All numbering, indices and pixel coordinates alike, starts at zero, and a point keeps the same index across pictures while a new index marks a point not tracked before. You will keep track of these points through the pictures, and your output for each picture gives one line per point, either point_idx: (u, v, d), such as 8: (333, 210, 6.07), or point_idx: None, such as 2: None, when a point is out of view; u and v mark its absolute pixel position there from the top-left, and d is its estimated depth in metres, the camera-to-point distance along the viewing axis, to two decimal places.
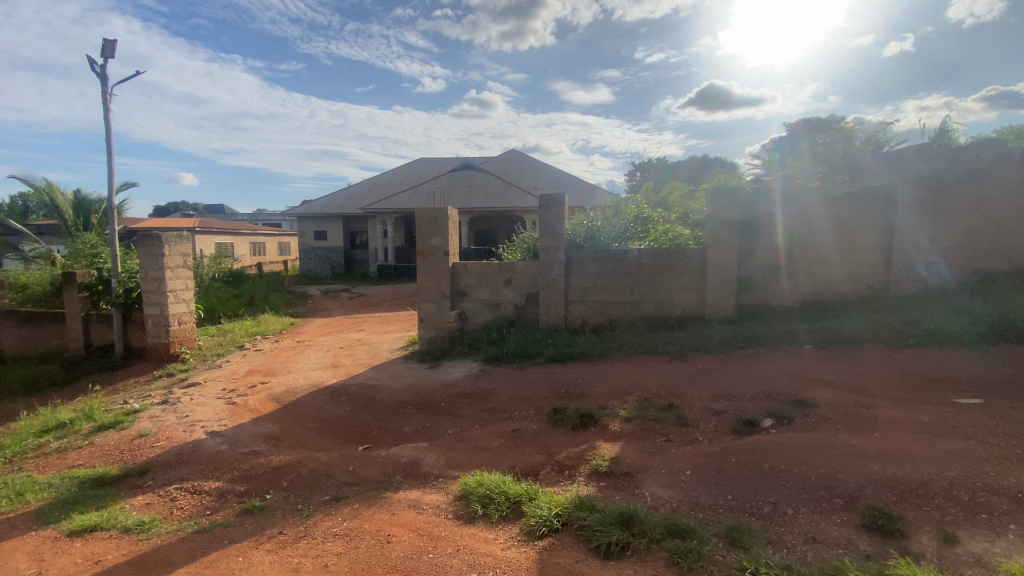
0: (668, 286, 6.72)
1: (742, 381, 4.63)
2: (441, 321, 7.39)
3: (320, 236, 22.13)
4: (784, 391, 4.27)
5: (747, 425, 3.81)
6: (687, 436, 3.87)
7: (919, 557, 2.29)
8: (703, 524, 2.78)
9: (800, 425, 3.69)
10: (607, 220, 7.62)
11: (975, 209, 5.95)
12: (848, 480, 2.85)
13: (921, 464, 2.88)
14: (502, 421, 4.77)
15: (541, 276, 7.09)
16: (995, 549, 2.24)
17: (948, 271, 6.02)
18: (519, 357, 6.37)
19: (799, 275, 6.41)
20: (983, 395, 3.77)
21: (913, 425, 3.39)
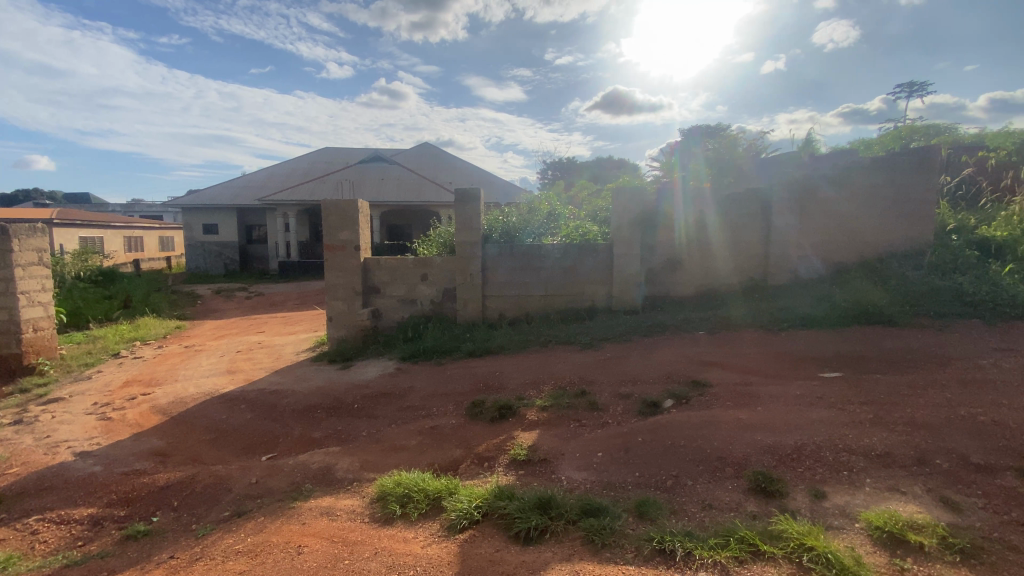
0: (580, 280, 7.03)
1: (646, 366, 4.97)
2: (353, 320, 7.08)
3: (210, 230, 20.12)
4: (682, 373, 4.66)
5: (651, 406, 4.11)
6: (599, 420, 4.07)
7: (796, 512, 2.61)
8: (615, 500, 2.95)
9: (696, 404, 4.05)
10: (521, 217, 7.77)
11: (834, 209, 6.78)
12: (737, 450, 3.18)
13: (796, 432, 3.28)
14: (419, 419, 4.69)
15: (457, 271, 7.05)
16: (854, 500, 2.62)
17: (814, 263, 6.86)
18: (436, 353, 6.29)
19: (693, 268, 7.01)
20: (841, 369, 4.39)
21: (788, 398, 3.87)
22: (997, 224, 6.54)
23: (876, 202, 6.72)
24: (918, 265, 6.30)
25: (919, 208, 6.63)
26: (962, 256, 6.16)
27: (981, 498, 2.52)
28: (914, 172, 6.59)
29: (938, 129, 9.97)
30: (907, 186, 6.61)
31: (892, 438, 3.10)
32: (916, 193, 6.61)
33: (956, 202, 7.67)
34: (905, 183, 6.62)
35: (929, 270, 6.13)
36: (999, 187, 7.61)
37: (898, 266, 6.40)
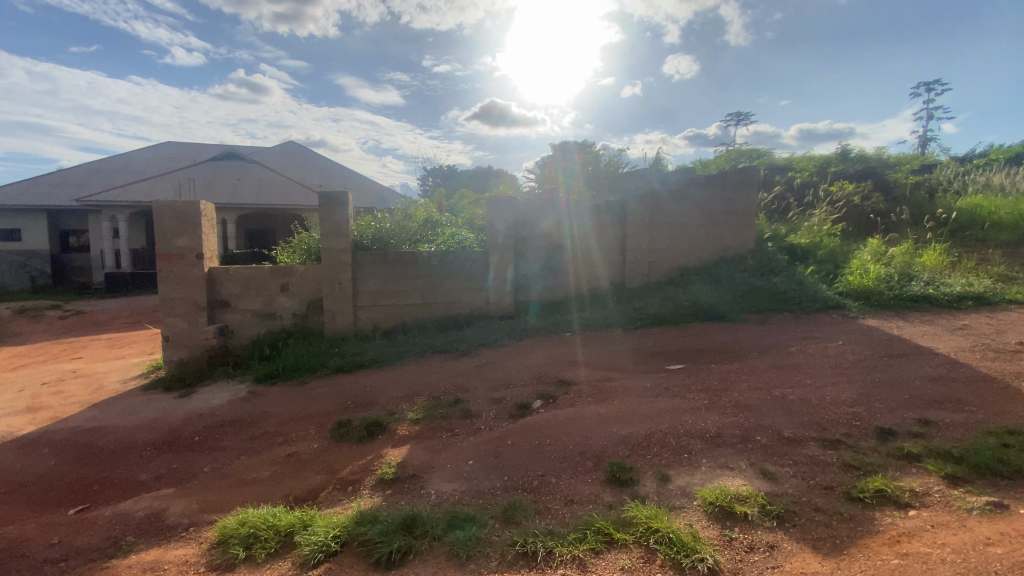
0: (456, 287, 6.98)
1: (518, 369, 5.07)
2: (197, 339, 6.20)
3: (7, 236, 16.37)
4: (551, 374, 4.82)
5: (521, 409, 4.18)
6: (470, 427, 4.02)
7: (646, 497, 2.81)
8: (482, 508, 2.91)
9: (562, 402, 4.21)
10: (395, 222, 7.49)
11: (678, 220, 7.62)
12: (597, 444, 3.35)
13: (647, 422, 3.56)
14: (275, 446, 4.22)
15: (324, 281, 6.56)
16: (693, 480, 2.90)
17: (663, 267, 7.63)
18: (299, 371, 5.76)
19: (561, 274, 7.35)
20: (685, 361, 4.90)
21: (641, 390, 4.21)
22: (800, 234, 7.86)
23: (710, 212, 7.68)
24: (744, 268, 7.32)
25: (743, 217, 7.72)
26: (775, 260, 7.30)
27: (791, 466, 2.93)
28: (739, 189, 7.64)
29: (758, 153, 11.80)
30: (733, 199, 7.66)
31: (723, 420, 3.51)
32: (740, 205, 7.69)
33: (771, 214, 9.06)
34: (732, 197, 7.65)
35: (752, 272, 7.17)
36: (802, 204, 9.21)
37: (730, 269, 7.37)
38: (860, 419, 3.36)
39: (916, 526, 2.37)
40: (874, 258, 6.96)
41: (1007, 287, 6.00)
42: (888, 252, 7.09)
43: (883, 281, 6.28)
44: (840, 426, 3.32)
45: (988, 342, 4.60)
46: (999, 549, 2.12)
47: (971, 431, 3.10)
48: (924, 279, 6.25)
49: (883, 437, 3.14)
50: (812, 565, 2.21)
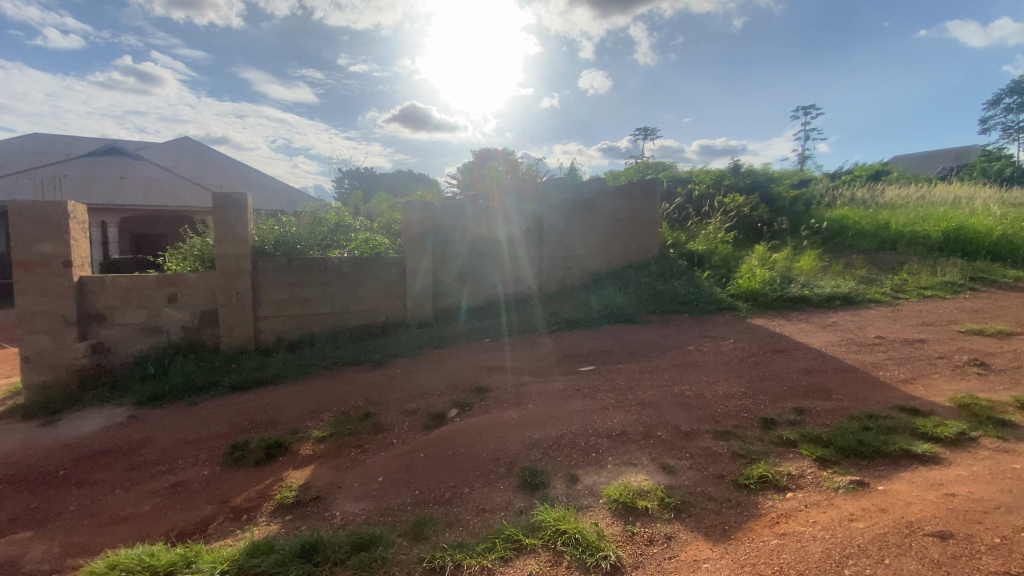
0: (370, 295, 6.73)
1: (433, 378, 4.98)
2: (64, 359, 5.44)
3: None
4: (467, 382, 4.79)
5: (436, 419, 4.10)
6: (381, 442, 3.87)
7: (555, 500, 2.85)
8: (390, 526, 2.80)
9: (477, 409, 4.18)
10: (303, 227, 7.09)
11: (590, 227, 7.92)
12: (510, 450, 3.36)
13: (557, 425, 3.64)
14: (158, 476, 3.79)
15: (221, 291, 6.06)
16: (600, 478, 3.00)
17: (577, 273, 7.89)
18: (191, 391, 5.24)
19: (479, 280, 7.35)
20: (596, 362, 5.08)
21: (554, 393, 4.30)
22: (699, 241, 8.51)
23: (619, 221, 8.08)
24: (650, 272, 7.78)
25: (649, 225, 8.19)
26: (677, 266, 7.83)
27: (688, 459, 3.13)
28: (645, 199, 8.11)
29: (663, 166, 12.64)
30: (640, 208, 8.11)
31: (628, 418, 3.67)
32: (647, 214, 8.16)
33: (673, 223, 9.66)
34: (640, 206, 8.10)
35: (657, 276, 7.64)
36: (700, 213, 9.97)
37: (638, 274, 7.80)
38: (748, 411, 3.67)
39: (792, 507, 2.60)
40: (761, 263, 7.70)
41: (866, 288, 6.90)
42: (772, 257, 7.88)
43: (768, 283, 6.95)
44: (730, 418, 3.60)
45: (852, 336, 5.24)
46: (859, 523, 2.35)
47: (837, 417, 3.49)
48: (801, 282, 7.02)
49: (766, 427, 3.45)
50: (704, 552, 2.35)
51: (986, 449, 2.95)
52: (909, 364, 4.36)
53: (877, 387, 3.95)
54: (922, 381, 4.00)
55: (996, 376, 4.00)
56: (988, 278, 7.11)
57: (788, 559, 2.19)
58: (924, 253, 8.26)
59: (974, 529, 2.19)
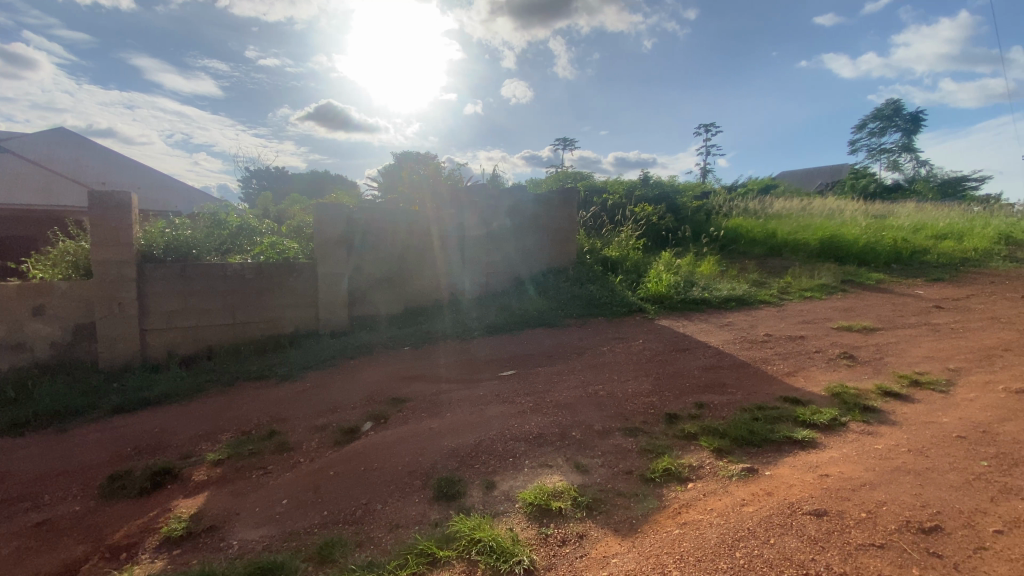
0: (278, 304, 6.32)
1: (347, 390, 4.76)
2: None
3: None
4: (383, 392, 4.63)
5: (348, 433, 3.92)
6: (288, 461, 3.63)
7: (470, 509, 2.83)
8: (294, 552, 2.62)
9: (393, 421, 4.06)
10: (200, 230, 6.51)
11: (511, 233, 8.01)
12: (426, 461, 3.29)
13: (475, 432, 3.62)
14: (13, 517, 3.27)
15: (99, 301, 5.46)
16: (516, 483, 3.02)
17: (499, 279, 7.91)
18: (60, 416, 4.60)
19: (398, 287, 7.16)
20: (516, 367, 5.13)
21: (472, 400, 4.27)
22: (613, 248, 8.92)
23: (539, 227, 8.25)
24: (569, 278, 8.02)
25: (567, 232, 8.44)
26: (593, 272, 8.16)
27: (599, 457, 3.24)
28: (563, 206, 8.37)
29: (581, 175, 13.15)
30: (559, 215, 8.34)
31: (545, 420, 3.74)
32: (565, 221, 8.41)
33: (589, 230, 10.04)
34: (558, 213, 8.34)
35: (575, 281, 7.90)
36: (614, 221, 10.46)
37: (556, 279, 8.00)
38: (655, 407, 3.89)
39: (692, 497, 2.78)
40: (667, 268, 8.24)
41: (757, 290, 7.61)
42: (678, 263, 8.46)
43: (674, 287, 7.45)
44: (639, 415, 3.79)
45: (745, 335, 5.74)
46: (749, 508, 2.55)
47: (731, 409, 3.80)
48: (702, 285, 7.60)
49: (671, 421, 3.67)
50: (613, 548, 2.44)
51: (852, 432, 3.35)
52: (791, 359, 4.86)
53: (765, 380, 4.35)
54: (802, 374, 4.47)
55: (860, 366, 4.57)
56: (854, 281, 8.13)
57: (688, 548, 2.32)
58: (804, 259, 9.28)
59: (843, 505, 2.46)
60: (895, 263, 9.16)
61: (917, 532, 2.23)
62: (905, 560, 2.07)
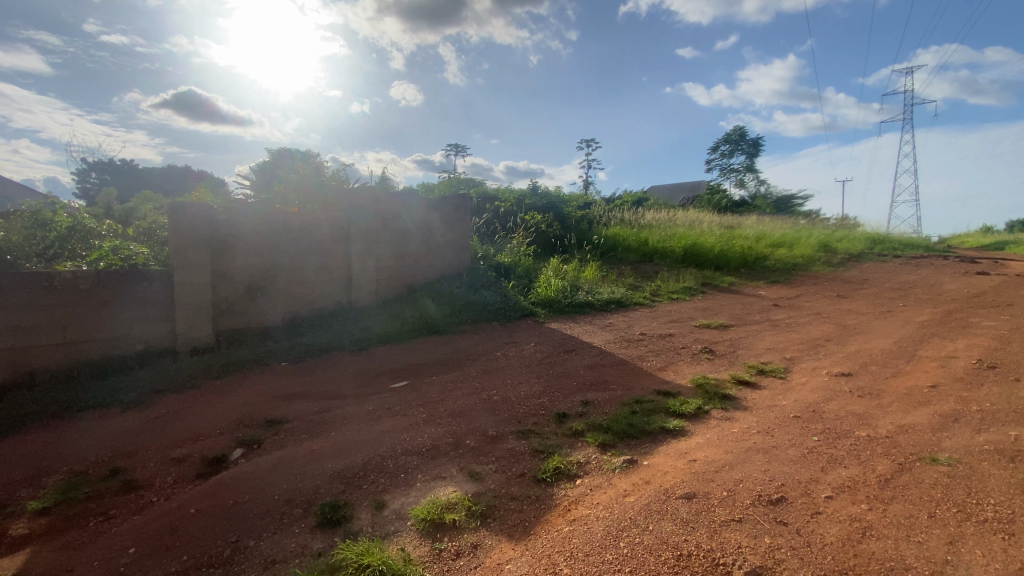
0: (123, 318, 5.44)
1: (213, 415, 4.24)
2: None
3: None
4: (257, 415, 4.19)
5: (214, 463, 3.48)
6: (136, 503, 3.12)
7: (358, 532, 2.66)
8: None
9: (269, 446, 3.69)
10: (17, 233, 5.41)
11: (401, 239, 7.74)
12: (307, 487, 3.04)
13: (363, 450, 3.43)
14: None
15: None
16: (408, 499, 2.90)
17: (389, 286, 7.60)
18: None
19: (275, 296, 6.55)
20: (407, 378, 4.97)
21: (360, 417, 4.05)
22: (505, 254, 9.10)
23: (431, 233, 8.11)
24: (461, 284, 8.00)
25: (460, 239, 8.40)
26: (485, 277, 8.25)
27: (493, 463, 3.25)
28: (455, 212, 8.32)
29: (473, 181, 13.27)
30: (451, 222, 8.28)
31: (438, 431, 3.67)
32: (458, 227, 8.38)
33: (482, 237, 10.11)
34: (450, 219, 8.28)
35: (468, 287, 7.90)
36: (505, 229, 10.69)
37: (449, 285, 7.94)
38: (545, 408, 4.01)
39: (580, 492, 2.90)
40: (555, 273, 8.62)
41: (633, 293, 8.29)
42: (564, 269, 8.90)
43: (561, 291, 7.82)
44: (531, 417, 3.89)
45: (624, 334, 6.20)
46: (631, 497, 2.74)
47: (614, 404, 4.06)
48: (586, 289, 8.08)
49: (560, 421, 3.81)
50: (507, 553, 2.45)
51: (714, 418, 3.76)
52: (663, 355, 5.34)
53: (642, 375, 4.73)
54: (672, 368, 4.93)
55: (718, 359, 5.18)
56: (712, 283, 9.22)
57: (577, 544, 2.41)
58: (672, 265, 10.32)
59: (709, 486, 2.74)
60: (743, 268, 10.56)
61: (767, 504, 2.55)
62: (758, 530, 2.36)
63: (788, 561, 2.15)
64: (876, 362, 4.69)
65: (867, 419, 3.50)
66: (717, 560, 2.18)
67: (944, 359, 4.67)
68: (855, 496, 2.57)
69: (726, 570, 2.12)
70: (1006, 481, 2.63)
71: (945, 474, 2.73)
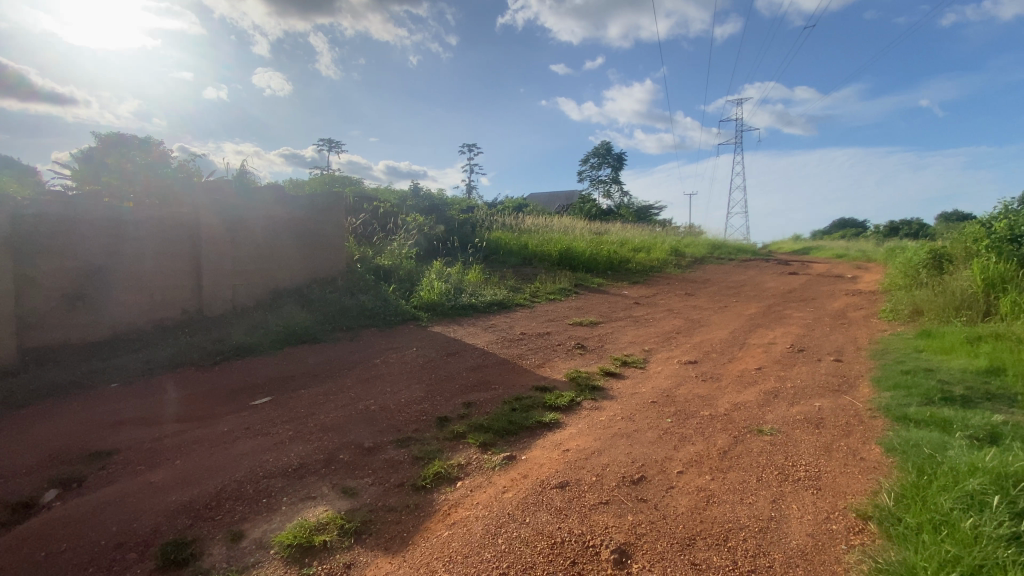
0: None
1: (12, 452, 3.43)
2: None
3: None
4: (75, 447, 3.49)
5: (13, 512, 2.82)
6: None
7: (210, 570, 2.33)
8: None
9: (92, 483, 3.09)
10: None
11: (263, 240, 7.04)
12: (144, 526, 2.61)
13: (217, 477, 3.04)
14: None
15: None
16: (272, 526, 2.63)
17: (249, 291, 6.85)
18: None
19: (104, 306, 5.52)
20: (272, 392, 4.52)
21: (213, 439, 3.58)
22: (384, 256, 8.77)
23: (299, 234, 7.50)
24: (335, 288, 7.52)
25: (333, 240, 7.90)
26: (363, 281, 7.86)
27: (369, 476, 3.09)
28: (324, 211, 7.81)
29: (349, 180, 12.62)
30: (321, 222, 7.75)
31: (307, 448, 3.39)
32: (330, 228, 7.87)
33: (359, 238, 9.59)
34: (319, 219, 7.75)
35: (342, 291, 7.44)
36: (384, 229, 10.28)
37: (322, 289, 7.41)
38: (426, 414, 3.92)
39: (461, 494, 2.88)
40: (437, 276, 8.52)
41: (514, 294, 8.54)
42: (446, 271, 8.84)
43: (444, 293, 7.76)
44: (410, 424, 3.77)
45: (505, 335, 6.35)
46: (510, 494, 2.79)
47: (494, 404, 4.12)
48: (469, 292, 8.13)
49: (441, 425, 3.76)
50: (384, 568, 2.33)
51: (586, 409, 4.01)
52: (541, 352, 5.57)
53: (521, 373, 4.88)
54: (549, 365, 5.16)
55: (590, 353, 5.54)
56: (584, 285, 9.88)
57: (456, 548, 2.38)
58: (549, 268, 10.84)
59: (580, 473, 2.90)
60: (611, 270, 11.49)
61: (630, 484, 2.78)
62: (623, 509, 2.55)
63: (648, 534, 2.35)
64: (717, 351, 5.40)
65: (710, 400, 4.00)
66: (587, 542, 2.31)
67: (767, 345, 5.54)
68: (701, 469, 2.92)
69: (595, 551, 2.25)
70: (812, 445, 3.18)
71: (769, 442, 3.23)
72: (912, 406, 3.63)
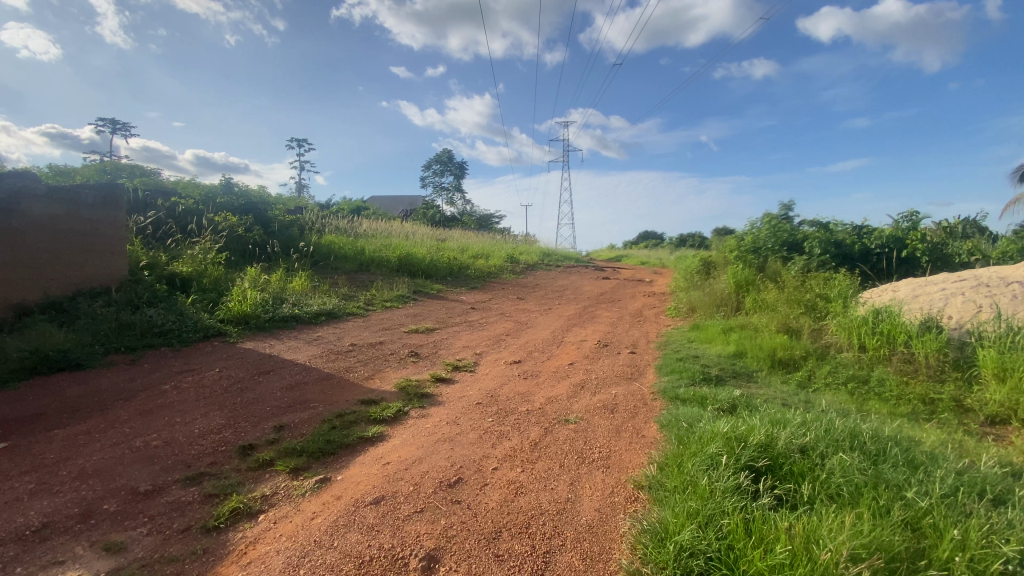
0: None
1: None
2: None
3: None
4: None
5: None
6: None
7: None
8: None
9: None
10: None
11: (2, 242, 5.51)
12: None
13: None
14: None
15: None
16: None
17: None
18: None
19: None
20: (8, 437, 3.53)
21: None
22: (183, 262, 7.55)
23: (58, 235, 6.02)
24: (112, 300, 6.21)
25: (111, 243, 6.55)
26: (152, 291, 6.65)
27: (145, 524, 2.61)
28: (97, 208, 6.42)
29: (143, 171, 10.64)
30: (92, 220, 6.35)
31: (57, 502, 2.73)
32: (106, 229, 6.49)
33: (149, 240, 8.07)
34: (90, 216, 6.34)
35: (122, 305, 6.18)
36: (186, 231, 8.83)
37: (93, 302, 6.06)
38: (227, 443, 3.47)
39: (262, 528, 2.60)
40: (252, 283, 7.64)
41: (345, 303, 8.10)
42: (265, 279, 7.97)
43: (260, 304, 6.98)
44: (205, 456, 3.29)
45: (332, 346, 5.97)
46: (319, 518, 2.61)
47: (312, 423, 3.83)
48: (292, 301, 7.45)
49: (244, 453, 3.36)
50: None
51: (411, 418, 3.98)
52: (370, 363, 5.38)
53: (346, 387, 4.63)
54: (377, 375, 5.00)
55: (421, 360, 5.53)
56: (422, 290, 9.85)
57: None
58: (386, 273, 10.55)
59: (397, 485, 2.87)
60: (449, 275, 11.65)
61: (446, 488, 2.84)
62: (437, 514, 2.58)
63: (458, 534, 2.43)
64: (538, 350, 5.85)
65: (528, 396, 4.31)
66: (397, 555, 2.29)
67: (581, 343, 6.19)
68: (513, 463, 3.11)
69: (404, 562, 2.24)
70: (607, 429, 3.64)
71: (572, 430, 3.60)
72: (682, 387, 4.40)
